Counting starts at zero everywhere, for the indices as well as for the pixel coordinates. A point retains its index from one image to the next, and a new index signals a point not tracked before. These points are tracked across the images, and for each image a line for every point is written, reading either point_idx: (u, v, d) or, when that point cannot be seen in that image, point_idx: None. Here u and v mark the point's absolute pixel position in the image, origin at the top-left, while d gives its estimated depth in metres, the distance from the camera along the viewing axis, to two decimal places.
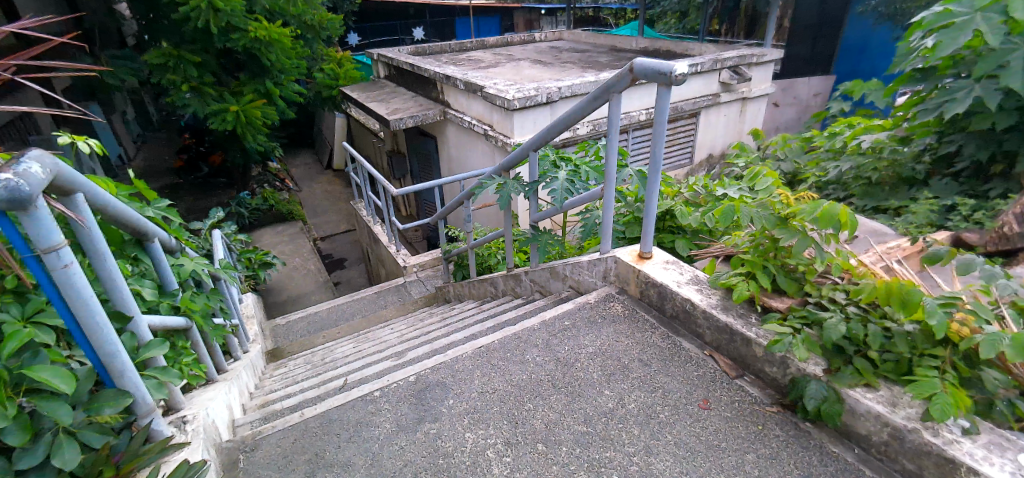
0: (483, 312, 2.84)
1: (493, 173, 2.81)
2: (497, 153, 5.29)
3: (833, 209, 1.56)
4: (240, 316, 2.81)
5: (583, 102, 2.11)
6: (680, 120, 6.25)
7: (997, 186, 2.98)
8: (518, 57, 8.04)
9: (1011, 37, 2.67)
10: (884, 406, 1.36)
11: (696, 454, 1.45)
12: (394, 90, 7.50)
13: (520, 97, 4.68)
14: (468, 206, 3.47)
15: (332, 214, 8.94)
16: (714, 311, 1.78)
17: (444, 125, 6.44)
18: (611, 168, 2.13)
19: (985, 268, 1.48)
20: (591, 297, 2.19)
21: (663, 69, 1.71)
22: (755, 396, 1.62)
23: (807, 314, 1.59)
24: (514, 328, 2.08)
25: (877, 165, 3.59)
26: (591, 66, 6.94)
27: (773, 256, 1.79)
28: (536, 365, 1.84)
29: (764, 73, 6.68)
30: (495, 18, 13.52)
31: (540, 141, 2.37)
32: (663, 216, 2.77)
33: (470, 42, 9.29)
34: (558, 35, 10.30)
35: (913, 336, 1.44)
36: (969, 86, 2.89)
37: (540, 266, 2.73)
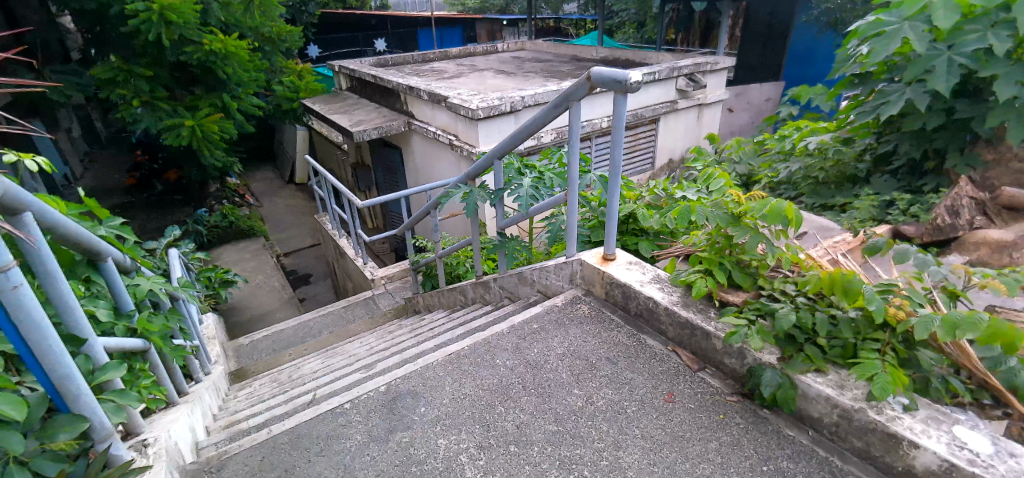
0: (454, 320, 2.84)
1: (459, 182, 2.84)
2: (463, 162, 5.31)
3: (779, 206, 1.65)
4: (200, 336, 2.72)
5: (544, 110, 2.16)
6: (641, 126, 6.42)
7: (930, 181, 3.22)
8: (480, 67, 8.12)
9: (935, 44, 2.87)
10: (832, 389, 1.45)
11: (663, 446, 1.50)
12: (357, 101, 7.44)
13: (484, 106, 4.71)
14: (436, 216, 3.47)
15: (296, 229, 8.74)
16: (675, 308, 1.86)
17: (409, 136, 6.43)
18: (573, 174, 2.18)
19: (919, 257, 1.60)
20: (558, 300, 2.23)
21: (618, 78, 1.78)
22: (716, 387, 1.69)
23: (760, 306, 1.68)
24: (483, 334, 2.10)
25: (823, 165, 3.80)
26: (554, 75, 7.06)
27: (728, 253, 1.89)
28: (507, 368, 1.87)
29: (718, 80, 6.96)
30: (457, 29, 13.57)
31: (503, 149, 2.41)
32: (626, 219, 2.85)
33: (433, 53, 9.31)
34: (520, 45, 10.44)
35: (857, 321, 1.54)
36: (900, 89, 3.09)
37: (509, 272, 2.76)
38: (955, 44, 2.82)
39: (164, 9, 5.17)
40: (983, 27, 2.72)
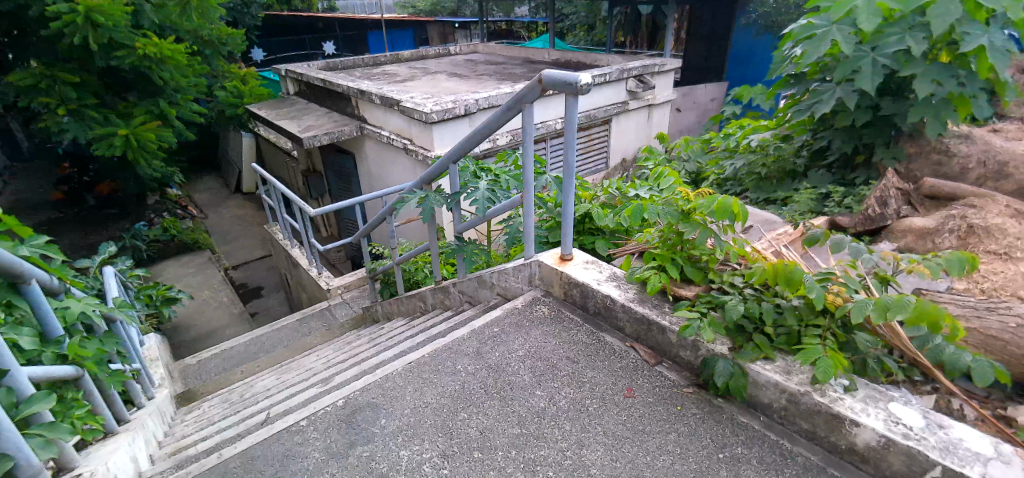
0: (413, 327, 2.80)
1: (413, 187, 2.80)
2: (418, 167, 5.25)
3: (726, 201, 1.71)
4: (141, 358, 2.56)
5: (498, 113, 2.16)
6: (594, 127, 6.54)
7: (861, 174, 3.44)
8: (433, 70, 8.04)
9: (861, 46, 3.06)
10: (780, 375, 1.52)
11: (624, 441, 1.52)
12: (306, 106, 7.21)
13: (438, 110, 4.67)
14: (392, 222, 3.40)
15: (245, 240, 8.38)
16: (631, 305, 1.90)
17: (362, 141, 6.29)
18: (529, 176, 2.19)
19: (853, 245, 1.69)
20: (518, 302, 2.24)
21: (569, 80, 1.80)
22: (673, 379, 1.74)
23: (711, 299, 1.75)
24: (443, 340, 2.08)
25: (765, 161, 3.99)
26: (507, 78, 7.09)
27: (680, 249, 1.95)
28: (469, 373, 1.85)
29: (666, 81, 7.19)
30: (408, 32, 13.38)
31: (458, 152, 2.40)
32: (582, 219, 2.88)
33: (384, 56, 9.16)
34: (473, 47, 10.41)
35: (799, 309, 1.62)
36: (832, 89, 3.27)
37: (468, 276, 2.74)
38: (878, 45, 3.01)
39: (91, 11, 4.84)
40: (902, 30, 2.93)
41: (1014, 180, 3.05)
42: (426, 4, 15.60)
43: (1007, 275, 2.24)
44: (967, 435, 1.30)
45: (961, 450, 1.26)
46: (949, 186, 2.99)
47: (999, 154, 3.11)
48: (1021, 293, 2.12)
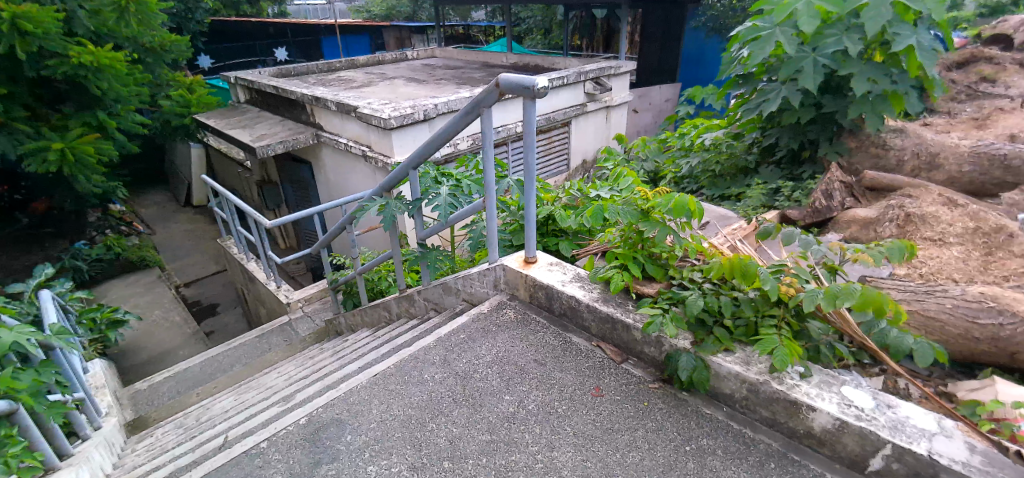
0: (378, 338, 2.74)
1: (373, 195, 2.75)
2: (378, 174, 5.15)
3: (682, 199, 1.76)
4: (86, 386, 2.41)
5: (456, 118, 2.15)
6: (554, 129, 6.59)
7: (808, 169, 3.60)
8: (390, 75, 7.93)
9: (802, 47, 3.20)
10: (740, 366, 1.57)
11: (594, 441, 1.53)
12: (258, 114, 6.98)
13: (397, 116, 4.60)
14: (353, 231, 3.32)
15: (197, 255, 8.01)
16: (596, 304, 1.92)
17: (319, 149, 6.14)
18: (490, 180, 2.18)
19: (802, 237, 1.76)
20: (484, 307, 2.23)
21: (526, 83, 1.80)
22: (639, 376, 1.77)
23: (672, 295, 1.79)
24: (409, 349, 2.04)
25: (718, 159, 4.13)
26: (466, 82, 7.07)
27: (641, 247, 1.99)
28: (437, 382, 1.83)
29: (622, 83, 7.34)
30: (364, 37, 13.13)
31: (418, 158, 2.37)
32: (545, 221, 2.89)
33: (339, 62, 8.97)
34: (430, 52, 10.34)
35: (755, 301, 1.68)
36: (777, 88, 3.41)
37: (433, 283, 2.71)
38: (818, 46, 3.16)
39: (18, 18, 4.54)
40: (839, 32, 3.09)
41: (945, 170, 3.27)
42: (381, 8, 15.39)
43: (942, 259, 2.38)
44: (914, 412, 1.38)
45: (908, 427, 1.33)
46: (887, 178, 3.19)
47: (930, 147, 3.32)
48: (955, 276, 2.25)
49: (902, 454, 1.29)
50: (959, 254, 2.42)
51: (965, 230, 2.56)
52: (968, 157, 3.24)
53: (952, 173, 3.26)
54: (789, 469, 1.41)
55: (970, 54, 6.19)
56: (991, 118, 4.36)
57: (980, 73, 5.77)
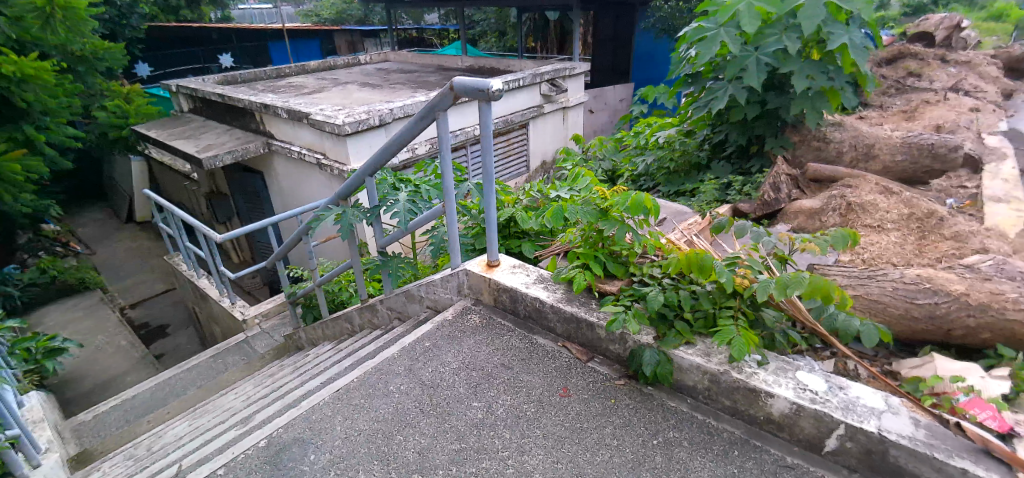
0: (340, 351, 2.66)
1: (329, 204, 2.68)
2: (335, 182, 5.02)
3: (639, 197, 1.79)
4: (19, 423, 2.22)
5: (412, 123, 2.11)
6: (512, 131, 6.61)
7: (756, 163, 3.76)
8: (343, 80, 7.76)
9: (746, 47, 3.33)
10: (701, 357, 1.61)
11: (565, 441, 1.53)
12: (204, 124, 6.68)
13: (352, 121, 4.50)
14: (310, 241, 3.22)
15: (143, 275, 7.59)
16: (560, 305, 1.93)
17: (271, 159, 5.93)
18: (448, 185, 2.16)
19: (753, 230, 1.82)
20: (448, 314, 2.20)
21: (481, 86, 1.79)
22: (605, 374, 1.79)
23: (634, 292, 1.83)
24: (373, 361, 1.99)
25: (673, 156, 4.25)
26: (422, 86, 7.00)
27: (602, 246, 2.02)
28: (403, 393, 1.79)
29: (577, 84, 7.49)
30: (314, 41, 12.77)
31: (374, 165, 2.32)
32: (506, 224, 2.88)
33: (289, 68, 8.71)
34: (384, 56, 10.18)
35: (712, 293, 1.74)
36: (724, 87, 3.53)
37: (395, 291, 2.65)
38: (760, 46, 3.29)
39: None
40: (779, 31, 3.23)
41: (880, 160, 3.47)
42: (330, 12, 15.07)
43: (882, 244, 2.51)
44: (863, 393, 1.45)
45: (859, 407, 1.40)
46: (829, 170, 3.37)
47: (866, 139, 3.52)
48: (893, 260, 2.38)
49: (854, 433, 1.36)
50: (896, 238, 2.57)
51: (901, 216, 2.72)
52: (900, 147, 3.46)
53: (887, 163, 3.48)
54: (752, 455, 1.45)
55: (897, 51, 6.62)
56: (918, 110, 4.67)
57: (907, 68, 6.17)
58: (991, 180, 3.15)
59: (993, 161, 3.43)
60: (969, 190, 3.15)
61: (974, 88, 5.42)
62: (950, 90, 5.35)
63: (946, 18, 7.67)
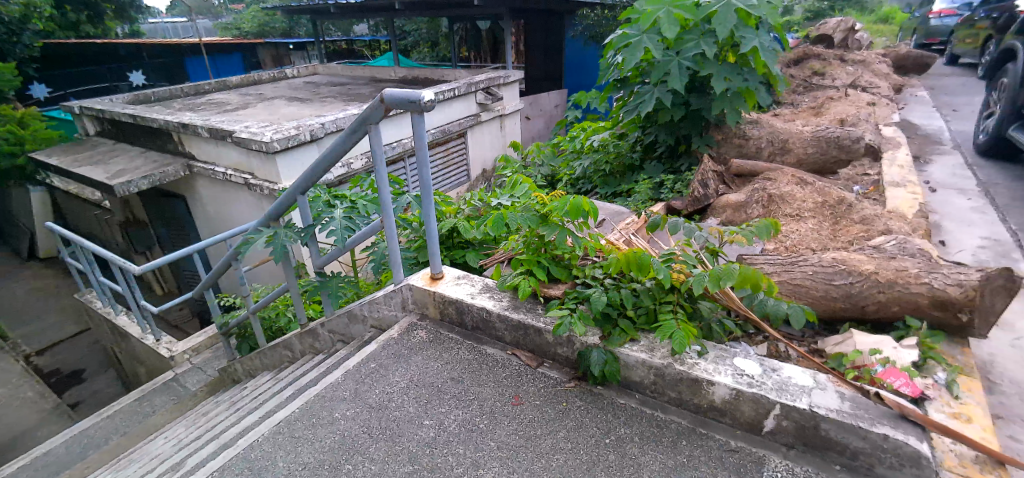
0: (281, 380, 2.51)
1: (259, 226, 2.54)
2: (265, 202, 4.78)
3: (577, 201, 1.82)
4: None
5: (342, 137, 2.05)
6: (450, 141, 6.56)
7: (685, 162, 3.94)
8: (269, 96, 7.43)
9: (668, 52, 3.48)
10: (646, 353, 1.66)
11: (519, 451, 1.52)
12: (114, 147, 6.17)
13: (280, 138, 4.30)
14: (241, 266, 3.04)
15: (51, 316, 6.87)
16: (506, 313, 1.93)
17: (193, 181, 5.56)
18: (385, 198, 2.11)
19: (685, 226, 1.90)
20: (393, 332, 2.15)
21: (412, 97, 1.76)
22: (555, 378, 1.80)
23: (578, 294, 1.85)
24: (316, 388, 1.90)
25: (608, 159, 4.39)
26: (353, 99, 6.82)
27: (544, 251, 2.04)
28: (350, 418, 1.72)
29: (512, 93, 7.61)
30: (235, 57, 12.15)
31: (305, 182, 2.22)
32: (448, 234, 2.84)
33: (208, 84, 8.22)
34: (312, 69, 9.85)
35: (652, 290, 1.79)
36: (651, 90, 3.68)
37: (336, 313, 2.55)
38: (680, 50, 3.45)
39: None
40: (697, 36, 3.41)
41: (794, 153, 3.73)
42: (252, 25, 14.38)
43: (801, 232, 2.70)
44: (793, 372, 1.55)
45: (791, 387, 1.49)
46: (750, 165, 3.59)
47: (781, 134, 3.78)
48: (812, 245, 2.55)
49: (789, 411, 1.43)
50: (813, 225, 2.76)
51: (816, 204, 2.92)
52: (811, 141, 3.74)
53: (800, 155, 3.73)
54: (699, 443, 1.51)
55: (802, 52, 7.17)
56: (824, 106, 5.07)
57: (812, 68, 6.69)
58: (889, 167, 3.46)
59: (890, 150, 3.77)
60: (871, 178, 3.45)
61: (870, 84, 5.95)
62: (850, 86, 5.84)
63: (841, 21, 8.40)
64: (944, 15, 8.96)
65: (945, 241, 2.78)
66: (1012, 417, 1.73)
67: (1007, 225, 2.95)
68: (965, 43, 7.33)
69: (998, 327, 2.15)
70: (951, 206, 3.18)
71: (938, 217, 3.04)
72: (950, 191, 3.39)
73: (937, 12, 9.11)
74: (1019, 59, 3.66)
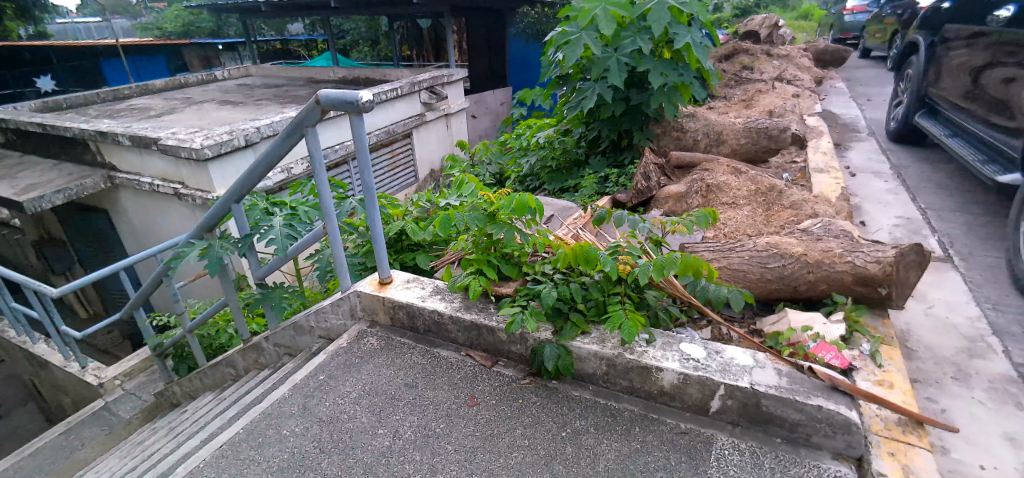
0: (224, 400, 2.38)
1: (191, 238, 2.39)
2: (198, 213, 4.51)
3: (523, 198, 1.82)
4: None
5: (277, 142, 1.96)
6: (395, 142, 6.43)
7: (628, 156, 4.05)
8: (198, 99, 7.01)
9: (606, 48, 3.55)
10: (597, 345, 1.69)
11: (477, 452, 1.51)
12: (21, 160, 5.64)
13: (212, 144, 4.06)
14: (173, 282, 2.85)
15: None
16: (459, 314, 1.92)
17: (116, 193, 5.17)
18: (327, 203, 2.03)
19: (630, 218, 1.94)
20: (342, 341, 2.09)
21: (349, 98, 1.70)
22: (510, 376, 1.81)
23: (529, 290, 1.86)
24: (261, 405, 1.81)
25: (554, 155, 4.44)
26: (291, 101, 6.55)
27: (493, 250, 2.04)
28: (300, 434, 1.65)
29: (456, 91, 7.56)
30: (158, 57, 11.43)
31: (240, 189, 2.11)
32: (397, 238, 2.79)
33: (127, 89, 7.65)
34: (244, 70, 9.38)
35: (600, 282, 1.83)
36: (592, 86, 3.74)
37: (281, 325, 2.43)
38: (618, 47, 3.54)
39: None
40: (633, 33, 3.50)
41: (728, 144, 3.91)
42: (175, 25, 13.50)
43: (737, 219, 2.83)
44: (735, 353, 1.63)
45: (733, 367, 1.56)
46: (689, 156, 3.73)
47: (715, 126, 3.95)
48: (748, 231, 2.68)
49: (732, 391, 1.50)
50: (748, 212, 2.91)
51: (750, 193, 3.07)
52: (742, 132, 3.93)
53: (734, 146, 3.91)
54: (651, 428, 1.55)
55: (732, 48, 7.53)
56: (754, 99, 5.35)
57: (741, 63, 7.04)
58: (814, 154, 3.69)
59: (814, 138, 4.03)
60: (799, 165, 3.67)
61: (794, 77, 6.32)
62: (776, 80, 6.18)
63: (766, 18, 8.88)
64: (856, 12, 9.65)
65: (865, 221, 3.00)
66: (929, 380, 1.89)
67: (917, 204, 3.21)
68: (875, 38, 7.93)
69: (914, 298, 2.35)
70: (869, 189, 3.43)
71: (858, 199, 3.28)
72: (868, 175, 3.66)
73: (850, 9, 9.80)
74: (920, 52, 3.99)
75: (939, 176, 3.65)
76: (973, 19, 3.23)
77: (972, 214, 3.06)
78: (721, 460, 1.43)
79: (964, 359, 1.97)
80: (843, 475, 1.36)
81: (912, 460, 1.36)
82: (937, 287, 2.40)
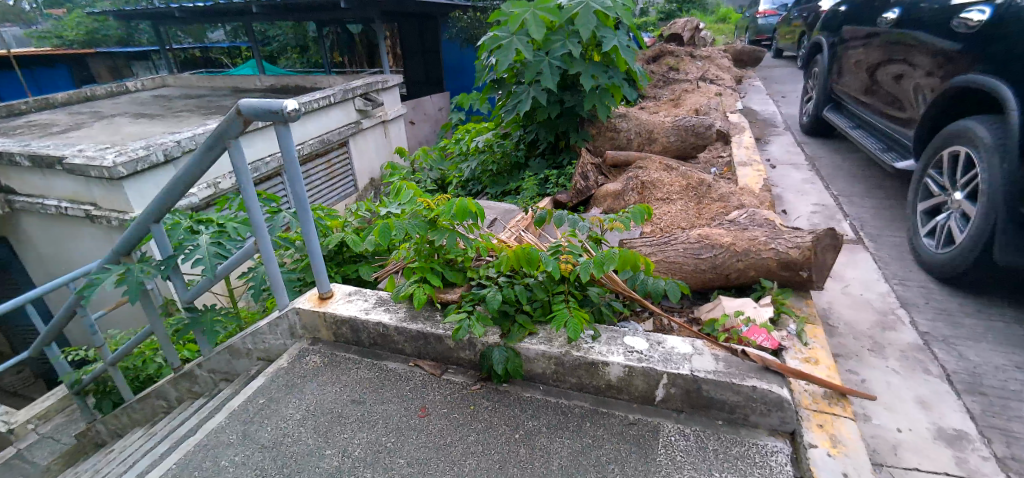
0: (156, 434, 2.21)
1: (106, 264, 2.19)
2: (114, 235, 4.16)
3: (464, 203, 1.80)
4: None
5: (196, 156, 1.84)
6: (331, 151, 6.22)
7: (566, 156, 4.16)
8: (108, 113, 6.48)
9: (538, 52, 3.61)
10: (546, 345, 1.72)
11: (431, 462, 1.49)
12: None
13: (126, 161, 3.75)
14: (88, 312, 2.59)
15: None
16: (404, 324, 1.88)
17: (17, 219, 4.68)
18: (257, 218, 1.92)
19: (569, 218, 1.97)
20: (283, 362, 2.00)
21: (273, 108, 1.62)
22: (461, 382, 1.80)
23: (474, 296, 1.87)
24: (196, 436, 1.69)
25: (493, 159, 4.47)
26: (213, 112, 6.18)
27: (436, 256, 2.02)
28: (239, 464, 1.56)
29: (392, 97, 7.43)
30: (58, 69, 10.46)
31: (158, 207, 1.96)
32: (335, 251, 2.70)
33: (24, 103, 6.95)
34: (161, 81, 8.77)
35: (544, 282, 1.87)
36: (527, 90, 3.80)
37: (213, 351, 2.26)
38: (549, 50, 3.61)
39: None
40: (562, 37, 3.58)
41: (660, 142, 4.06)
42: (77, 32, 12.39)
43: (671, 214, 2.96)
44: (674, 342, 1.70)
45: (674, 356, 1.63)
46: (623, 155, 3.84)
47: (646, 125, 4.08)
48: (682, 225, 2.81)
49: (675, 379, 1.56)
50: (681, 207, 3.04)
51: (681, 188, 3.22)
52: (672, 130, 4.09)
53: (664, 144, 4.06)
54: (601, 422, 1.59)
55: (659, 50, 7.85)
56: (681, 98, 5.60)
57: (668, 64, 7.38)
58: (737, 149, 3.91)
59: (736, 134, 4.28)
60: (725, 159, 3.88)
61: (716, 76, 6.69)
62: (700, 80, 6.52)
63: (688, 21, 9.34)
64: (768, 15, 10.38)
65: (786, 210, 3.21)
66: (850, 354, 2.05)
67: (831, 191, 3.48)
68: (786, 39, 8.54)
69: (832, 278, 2.54)
70: (789, 180, 3.67)
71: (779, 190, 3.51)
72: (787, 167, 3.92)
73: (762, 12, 10.52)
74: (825, 51, 4.33)
75: (848, 165, 3.97)
76: (867, 21, 3.54)
77: (877, 198, 3.36)
78: (668, 447, 1.48)
79: (878, 332, 2.16)
80: (779, 450, 1.46)
81: (838, 429, 1.47)
82: (852, 267, 2.61)
